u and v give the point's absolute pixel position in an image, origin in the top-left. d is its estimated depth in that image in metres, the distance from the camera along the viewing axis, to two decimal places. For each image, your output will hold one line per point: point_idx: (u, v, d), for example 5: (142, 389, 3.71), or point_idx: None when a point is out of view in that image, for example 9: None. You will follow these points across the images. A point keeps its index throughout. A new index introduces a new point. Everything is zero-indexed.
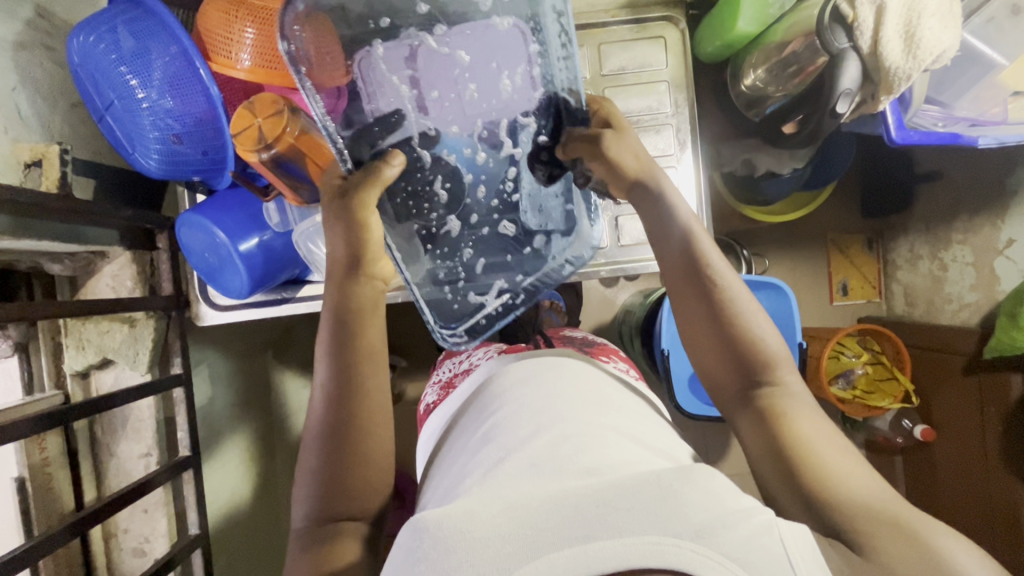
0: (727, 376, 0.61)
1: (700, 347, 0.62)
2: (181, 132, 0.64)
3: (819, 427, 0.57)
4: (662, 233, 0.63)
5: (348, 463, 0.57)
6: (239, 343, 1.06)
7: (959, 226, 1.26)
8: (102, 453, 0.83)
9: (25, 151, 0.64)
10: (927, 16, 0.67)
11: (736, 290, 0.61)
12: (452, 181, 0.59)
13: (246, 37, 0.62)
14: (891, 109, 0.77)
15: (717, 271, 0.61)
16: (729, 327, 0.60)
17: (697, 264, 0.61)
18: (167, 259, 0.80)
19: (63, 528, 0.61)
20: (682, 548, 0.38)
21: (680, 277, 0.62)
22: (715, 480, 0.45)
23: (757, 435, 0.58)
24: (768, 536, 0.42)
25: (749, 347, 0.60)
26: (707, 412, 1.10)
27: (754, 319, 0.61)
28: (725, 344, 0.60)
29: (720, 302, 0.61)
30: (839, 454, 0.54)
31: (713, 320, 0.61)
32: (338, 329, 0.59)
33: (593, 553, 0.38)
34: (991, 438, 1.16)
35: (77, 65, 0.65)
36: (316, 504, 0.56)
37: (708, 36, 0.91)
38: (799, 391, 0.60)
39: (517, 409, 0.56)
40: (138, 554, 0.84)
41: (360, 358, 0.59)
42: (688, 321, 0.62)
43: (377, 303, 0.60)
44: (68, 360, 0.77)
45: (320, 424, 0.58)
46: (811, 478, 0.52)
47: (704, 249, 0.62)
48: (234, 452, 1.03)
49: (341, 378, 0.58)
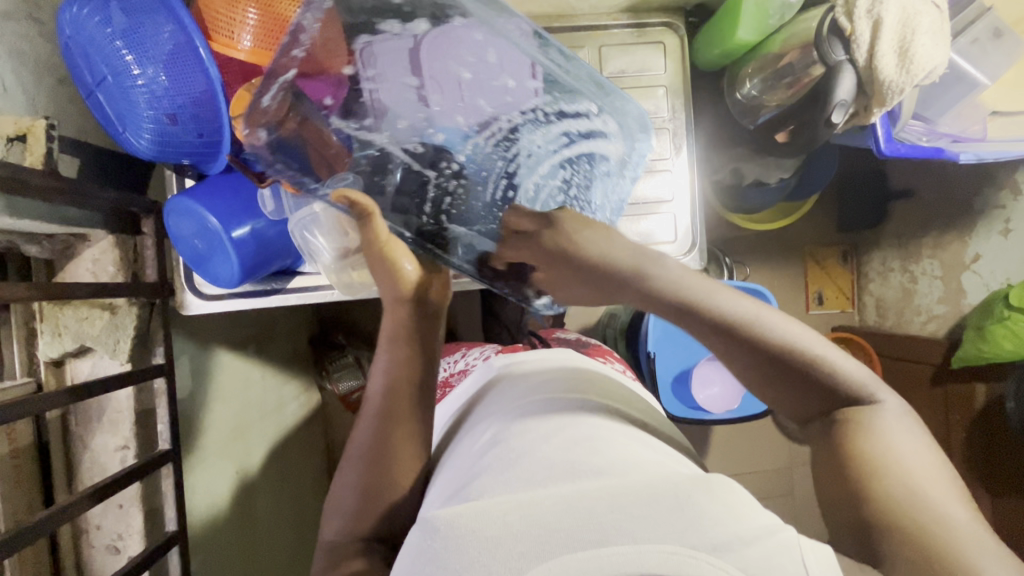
0: (783, 401, 0.56)
1: (772, 390, 0.55)
2: (175, 110, 0.62)
3: (922, 454, 0.50)
4: (648, 302, 0.57)
5: (385, 483, 0.57)
6: (218, 335, 1.03)
7: (928, 242, 1.32)
8: (74, 447, 0.78)
9: (9, 124, 0.60)
10: (921, 33, 0.70)
11: (784, 326, 0.54)
12: (473, 174, 0.67)
13: (250, 17, 0.62)
14: (881, 122, 0.80)
15: (739, 317, 0.54)
16: (783, 359, 0.54)
17: (721, 318, 0.54)
18: (152, 245, 0.77)
19: (36, 523, 0.58)
20: (698, 559, 0.38)
21: (696, 329, 0.55)
22: (732, 492, 0.44)
23: (832, 457, 0.52)
24: (787, 557, 0.41)
25: (813, 370, 0.54)
26: (694, 414, 1.11)
27: (835, 356, 0.55)
28: (787, 378, 0.54)
29: (768, 339, 0.54)
30: (935, 469, 0.49)
31: (770, 359, 0.54)
32: (388, 358, 0.60)
33: (606, 559, 0.38)
34: (954, 444, 1.23)
35: (69, 39, 0.62)
36: (352, 518, 0.56)
37: (706, 44, 0.91)
38: (902, 414, 0.53)
39: (537, 414, 0.56)
40: (111, 552, 0.79)
41: (405, 390, 0.59)
42: (734, 362, 0.56)
43: (425, 330, 0.61)
44: (43, 347, 0.73)
45: (365, 444, 0.58)
46: (875, 483, 0.48)
47: (723, 301, 0.55)
48: (212, 447, 0.99)
49: (388, 405, 0.58)
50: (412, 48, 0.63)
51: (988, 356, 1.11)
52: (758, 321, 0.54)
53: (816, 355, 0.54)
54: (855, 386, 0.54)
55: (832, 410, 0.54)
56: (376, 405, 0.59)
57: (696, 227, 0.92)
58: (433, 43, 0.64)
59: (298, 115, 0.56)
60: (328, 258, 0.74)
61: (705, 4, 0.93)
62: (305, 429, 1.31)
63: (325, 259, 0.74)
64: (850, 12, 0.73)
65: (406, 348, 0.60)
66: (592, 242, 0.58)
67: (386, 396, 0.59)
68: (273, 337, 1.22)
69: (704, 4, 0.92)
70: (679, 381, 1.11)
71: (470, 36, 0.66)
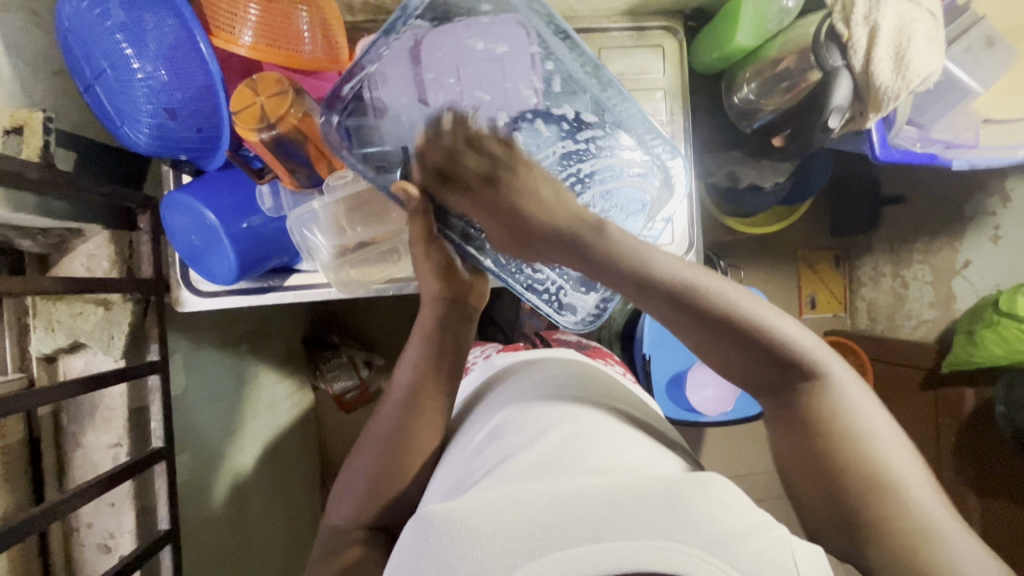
0: (745, 377, 0.55)
1: (726, 361, 0.55)
2: (175, 106, 0.62)
3: (887, 432, 0.50)
4: (632, 275, 0.55)
5: (394, 473, 0.60)
6: (212, 332, 1.02)
7: (919, 247, 1.34)
8: (66, 443, 0.77)
9: (5, 117, 0.60)
10: (916, 41, 0.71)
11: (740, 297, 0.55)
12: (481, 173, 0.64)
13: (251, 14, 0.61)
14: (876, 127, 0.81)
15: (704, 287, 0.55)
16: (750, 336, 0.53)
17: (687, 293, 0.54)
18: (146, 240, 0.76)
19: (26, 520, 0.57)
20: (690, 556, 0.38)
21: (652, 299, 0.55)
22: (727, 490, 0.44)
23: (800, 440, 0.52)
24: (780, 555, 0.41)
25: (775, 344, 0.53)
26: (688, 416, 1.11)
27: (790, 329, 0.54)
28: (745, 350, 0.54)
29: (732, 312, 0.54)
30: (898, 447, 0.49)
31: (728, 333, 0.54)
32: (417, 352, 0.65)
33: (597, 555, 0.38)
34: (943, 446, 1.24)
35: (67, 32, 0.61)
36: (358, 504, 0.59)
37: (705, 47, 0.92)
38: (860, 385, 0.54)
39: (530, 409, 0.57)
40: (102, 550, 0.78)
41: (430, 383, 0.64)
42: (687, 334, 0.55)
43: (459, 326, 0.68)
44: (34, 343, 0.71)
45: (382, 433, 0.62)
46: (856, 476, 0.48)
47: (692, 278, 0.55)
48: (205, 446, 0.98)
49: (413, 396, 0.63)
50: (411, 46, 0.59)
51: (978, 360, 1.12)
52: (722, 298, 0.54)
53: (771, 325, 0.54)
54: (812, 354, 0.53)
55: (795, 383, 0.53)
56: (401, 394, 0.63)
57: (693, 229, 0.93)
58: (435, 40, 0.61)
59: (298, 112, 0.64)
60: (326, 257, 0.75)
61: (704, 8, 0.93)
62: (298, 429, 1.31)
63: (323, 259, 0.74)
64: (847, 18, 0.74)
65: (437, 342, 0.66)
66: (547, 198, 0.56)
67: (408, 389, 0.63)
68: (267, 336, 1.21)
69: (703, 8, 0.93)
70: (673, 383, 1.12)
71: (475, 27, 0.62)
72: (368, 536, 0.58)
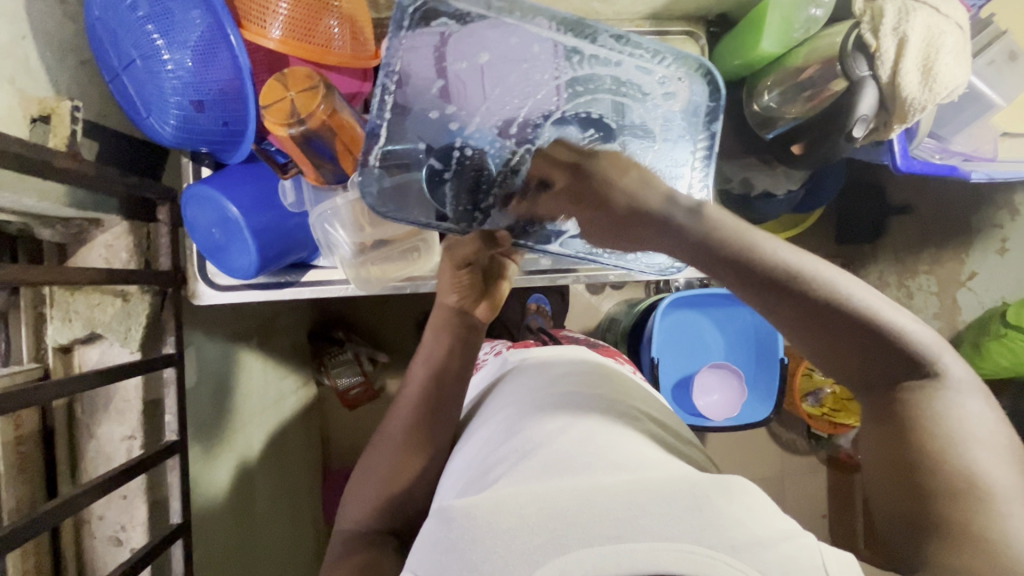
0: (842, 367, 0.49)
1: (827, 354, 0.48)
2: (204, 99, 0.62)
3: (983, 429, 0.44)
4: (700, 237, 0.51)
5: (409, 465, 0.62)
6: (222, 326, 1.02)
7: (926, 257, 1.34)
8: (80, 434, 0.76)
9: (34, 105, 0.60)
10: (945, 53, 0.74)
11: (829, 270, 0.49)
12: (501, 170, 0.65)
13: (281, 8, 0.61)
14: (899, 138, 0.82)
15: (772, 256, 0.49)
16: (840, 316, 0.47)
17: (762, 266, 0.49)
18: (166, 233, 0.77)
19: (45, 512, 0.57)
20: (715, 560, 0.38)
21: (746, 287, 0.49)
22: (753, 496, 0.43)
23: (885, 439, 0.46)
24: (809, 559, 0.39)
25: (875, 328, 0.47)
26: (694, 422, 1.10)
27: (892, 311, 0.48)
28: (833, 332, 0.47)
29: (812, 289, 0.48)
30: (1003, 461, 0.42)
31: (816, 316, 0.47)
32: (428, 348, 0.70)
33: (622, 555, 0.38)
34: None
35: (96, 20, 0.61)
36: (374, 503, 0.60)
37: (727, 53, 0.91)
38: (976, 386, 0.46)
39: (550, 406, 0.56)
40: (113, 543, 0.78)
41: (446, 387, 0.66)
42: (785, 321, 0.49)
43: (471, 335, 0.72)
44: (52, 333, 0.71)
45: (401, 428, 0.64)
46: (934, 485, 0.42)
47: (755, 241, 0.50)
48: (212, 439, 0.97)
49: (426, 394, 0.65)
50: (437, 43, 0.59)
51: (984, 371, 1.12)
52: (794, 266, 0.48)
53: (870, 306, 0.47)
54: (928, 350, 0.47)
55: (898, 375, 0.47)
56: (414, 391, 0.66)
57: None
58: (463, 38, 0.60)
59: (328, 108, 0.63)
60: (346, 253, 0.74)
61: (727, 13, 0.94)
62: (301, 423, 1.31)
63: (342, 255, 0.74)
64: (875, 29, 0.76)
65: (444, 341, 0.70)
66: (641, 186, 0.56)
67: (422, 388, 0.66)
68: (275, 330, 1.21)
69: (726, 15, 0.93)
70: (679, 388, 1.12)
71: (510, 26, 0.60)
72: (378, 538, 0.59)
